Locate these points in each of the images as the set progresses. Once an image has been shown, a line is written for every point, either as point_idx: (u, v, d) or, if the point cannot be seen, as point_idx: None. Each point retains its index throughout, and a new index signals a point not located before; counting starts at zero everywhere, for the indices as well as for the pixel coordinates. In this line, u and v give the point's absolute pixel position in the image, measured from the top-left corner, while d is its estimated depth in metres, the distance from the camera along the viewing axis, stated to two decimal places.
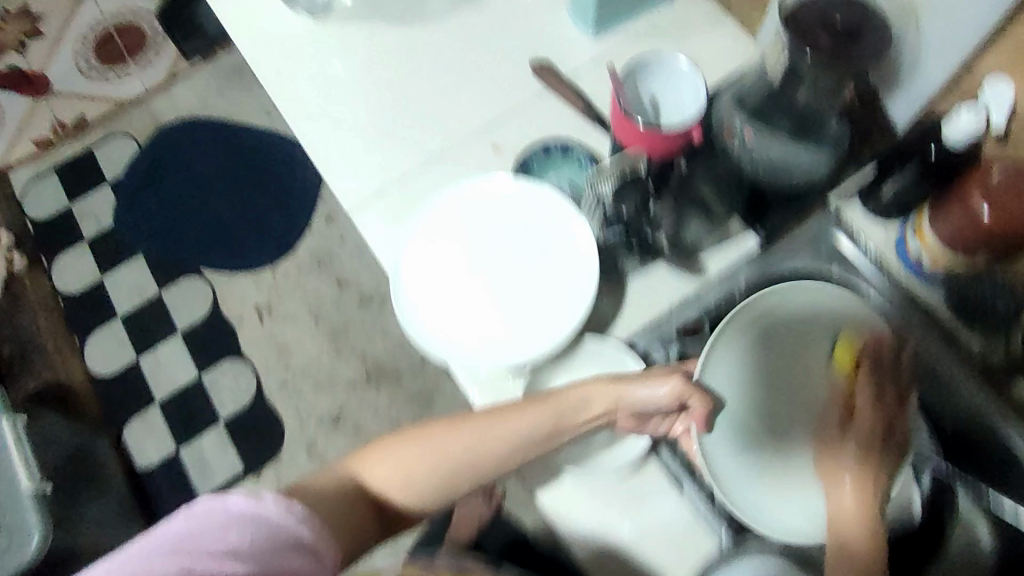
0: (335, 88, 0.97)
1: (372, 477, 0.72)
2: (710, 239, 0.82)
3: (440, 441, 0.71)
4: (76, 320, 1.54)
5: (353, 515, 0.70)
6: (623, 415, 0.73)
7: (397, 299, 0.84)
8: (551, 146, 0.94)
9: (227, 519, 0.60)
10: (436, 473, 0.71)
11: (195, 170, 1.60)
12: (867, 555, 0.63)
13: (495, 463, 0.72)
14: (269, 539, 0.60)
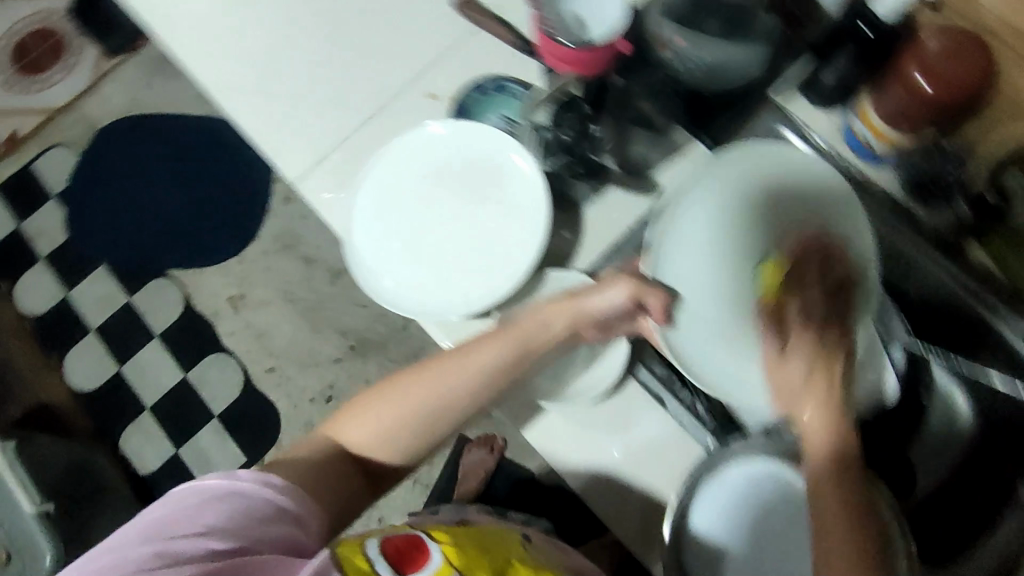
0: (228, 41, 0.87)
1: (344, 432, 0.58)
2: (657, 154, 0.73)
3: (412, 396, 0.57)
4: (56, 340, 1.58)
5: (344, 481, 0.57)
6: (587, 331, 0.65)
7: (350, 256, 0.71)
8: (485, 85, 0.79)
9: (210, 495, 0.51)
10: (407, 429, 0.58)
11: (147, 170, 1.63)
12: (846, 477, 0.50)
13: (454, 413, 0.59)
14: (254, 512, 0.51)
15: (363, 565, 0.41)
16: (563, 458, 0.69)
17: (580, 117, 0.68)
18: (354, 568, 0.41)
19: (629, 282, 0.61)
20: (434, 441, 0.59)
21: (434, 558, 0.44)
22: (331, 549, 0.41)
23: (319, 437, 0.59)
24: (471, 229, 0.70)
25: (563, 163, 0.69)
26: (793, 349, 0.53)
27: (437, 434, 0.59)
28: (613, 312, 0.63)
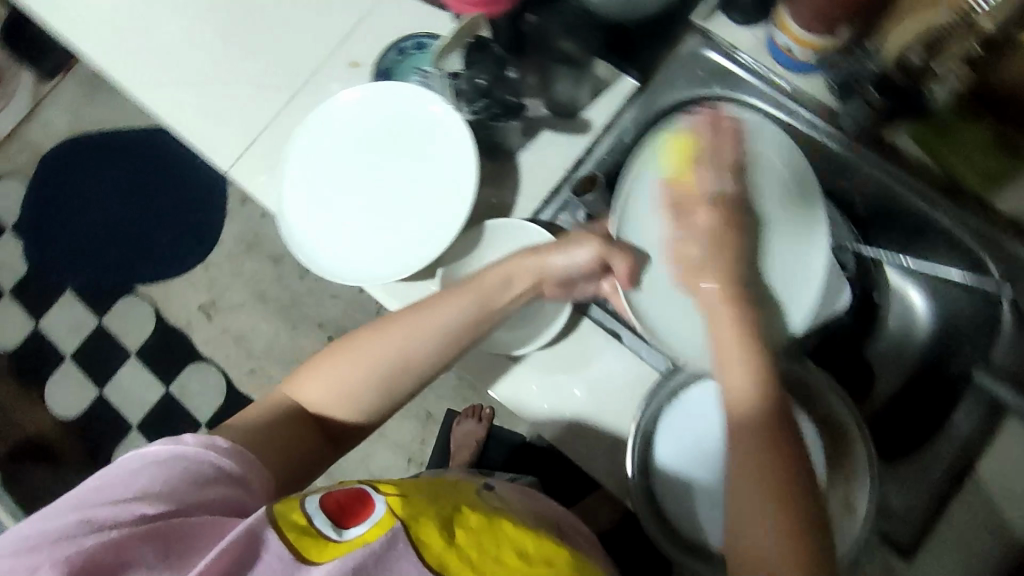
0: (144, 40, 0.84)
1: (304, 392, 0.57)
2: (583, 92, 0.71)
3: (375, 353, 0.56)
4: (34, 372, 1.55)
5: (299, 441, 0.55)
6: (549, 286, 0.64)
7: (289, 231, 0.71)
8: (403, 46, 0.78)
9: (148, 460, 0.47)
10: (371, 387, 0.56)
11: (100, 190, 1.59)
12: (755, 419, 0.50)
13: (417, 369, 0.57)
14: (197, 476, 0.47)
15: (302, 522, 0.42)
16: (524, 404, 0.68)
17: (495, 60, 0.65)
18: (292, 525, 0.41)
19: (597, 240, 0.62)
20: (396, 399, 0.58)
21: (377, 507, 0.43)
22: (267, 508, 0.41)
23: (277, 397, 0.57)
24: (405, 194, 0.71)
25: (482, 109, 0.68)
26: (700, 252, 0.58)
27: (400, 391, 0.58)
28: (575, 271, 0.63)
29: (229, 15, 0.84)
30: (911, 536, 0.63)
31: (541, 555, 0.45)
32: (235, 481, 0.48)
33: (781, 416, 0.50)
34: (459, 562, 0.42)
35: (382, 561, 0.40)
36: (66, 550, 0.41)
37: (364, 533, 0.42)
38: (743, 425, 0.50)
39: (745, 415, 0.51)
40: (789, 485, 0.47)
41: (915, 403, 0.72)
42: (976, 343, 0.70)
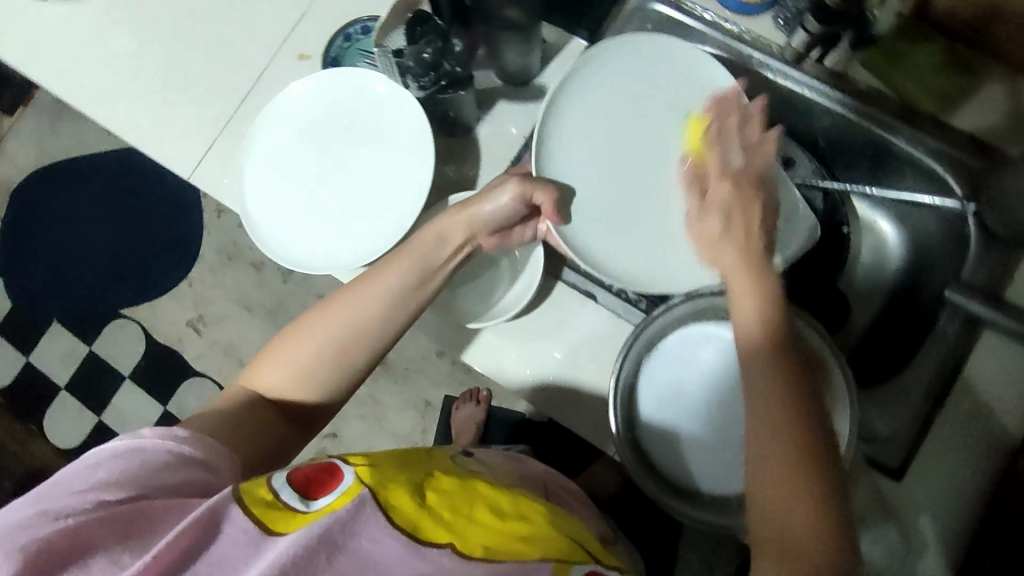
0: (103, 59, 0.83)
1: (260, 378, 0.57)
2: (531, 58, 0.70)
3: (325, 329, 0.57)
4: (27, 408, 1.45)
5: (264, 426, 0.56)
6: (486, 238, 0.64)
7: (253, 229, 0.71)
8: (350, 32, 0.79)
9: (107, 454, 0.46)
10: (325, 363, 0.57)
11: (71, 217, 1.50)
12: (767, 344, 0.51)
13: (368, 339, 0.58)
14: (156, 465, 0.46)
15: (268, 497, 0.43)
16: (507, 373, 0.69)
17: (439, 33, 0.63)
18: (258, 500, 0.42)
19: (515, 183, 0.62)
20: (353, 373, 0.58)
21: (346, 478, 0.44)
22: (232, 487, 0.42)
23: (235, 390, 0.58)
24: (362, 178, 0.72)
25: (430, 84, 0.66)
26: (710, 198, 0.59)
27: (355, 364, 0.58)
28: (505, 217, 0.63)
29: (175, 21, 0.83)
30: (897, 458, 0.62)
31: (516, 509, 0.48)
32: (199, 464, 0.48)
33: (782, 350, 0.50)
34: (430, 522, 0.43)
35: (349, 526, 0.41)
36: (23, 540, 0.40)
37: (330, 502, 0.42)
38: (752, 357, 0.51)
39: (757, 344, 0.51)
40: (790, 425, 0.47)
41: (889, 334, 0.74)
42: (945, 263, 0.71)
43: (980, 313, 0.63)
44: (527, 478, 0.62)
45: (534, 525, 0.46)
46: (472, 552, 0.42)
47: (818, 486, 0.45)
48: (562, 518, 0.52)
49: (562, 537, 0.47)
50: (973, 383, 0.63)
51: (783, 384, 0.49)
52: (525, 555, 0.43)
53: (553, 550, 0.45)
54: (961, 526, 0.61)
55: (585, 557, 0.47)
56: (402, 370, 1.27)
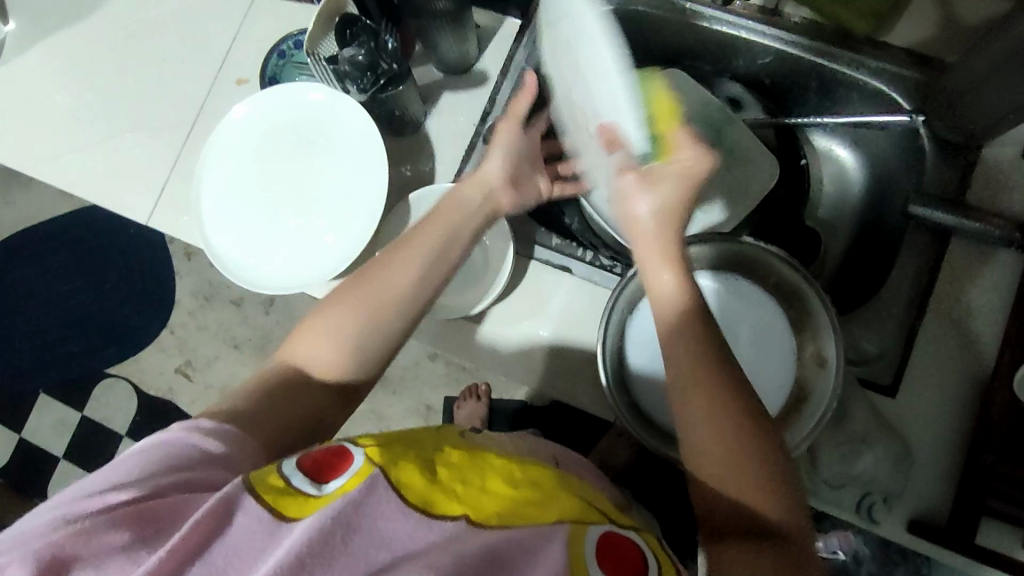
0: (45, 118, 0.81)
1: (295, 351, 0.55)
2: (467, 43, 0.70)
3: (357, 297, 0.55)
4: (26, 487, 1.35)
5: (297, 403, 0.54)
6: (500, 187, 0.63)
7: (217, 256, 0.71)
8: (283, 48, 0.78)
9: (135, 450, 0.46)
10: (360, 326, 0.54)
11: (35, 285, 1.43)
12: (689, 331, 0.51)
13: (404, 300, 0.55)
14: (179, 459, 0.46)
15: (279, 484, 0.43)
16: (496, 353, 0.70)
17: (370, 32, 0.64)
18: (270, 488, 0.42)
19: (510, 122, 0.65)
20: (389, 335, 0.55)
21: (356, 459, 0.45)
22: (242, 478, 0.42)
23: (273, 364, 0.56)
24: (322, 186, 0.72)
25: (370, 84, 0.65)
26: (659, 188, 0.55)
27: (391, 327, 0.55)
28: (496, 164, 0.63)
29: (107, 67, 0.82)
30: (889, 376, 0.64)
31: (528, 478, 0.48)
32: (220, 460, 0.47)
33: (696, 322, 0.51)
34: (442, 496, 0.44)
35: (362, 507, 0.41)
36: (40, 543, 0.40)
37: (343, 483, 0.43)
38: (675, 343, 0.51)
39: (671, 323, 0.51)
40: (735, 419, 0.48)
41: (861, 261, 0.76)
42: (905, 176, 0.72)
43: (946, 222, 0.63)
44: (535, 452, 0.63)
45: (544, 491, 0.47)
46: (486, 521, 0.42)
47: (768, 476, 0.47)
48: (575, 484, 0.52)
49: (575, 501, 0.47)
50: (949, 288, 0.64)
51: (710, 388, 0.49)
52: (539, 520, 0.43)
53: (568, 512, 0.45)
54: (959, 425, 0.62)
55: (600, 518, 0.47)
56: (399, 380, 1.25)
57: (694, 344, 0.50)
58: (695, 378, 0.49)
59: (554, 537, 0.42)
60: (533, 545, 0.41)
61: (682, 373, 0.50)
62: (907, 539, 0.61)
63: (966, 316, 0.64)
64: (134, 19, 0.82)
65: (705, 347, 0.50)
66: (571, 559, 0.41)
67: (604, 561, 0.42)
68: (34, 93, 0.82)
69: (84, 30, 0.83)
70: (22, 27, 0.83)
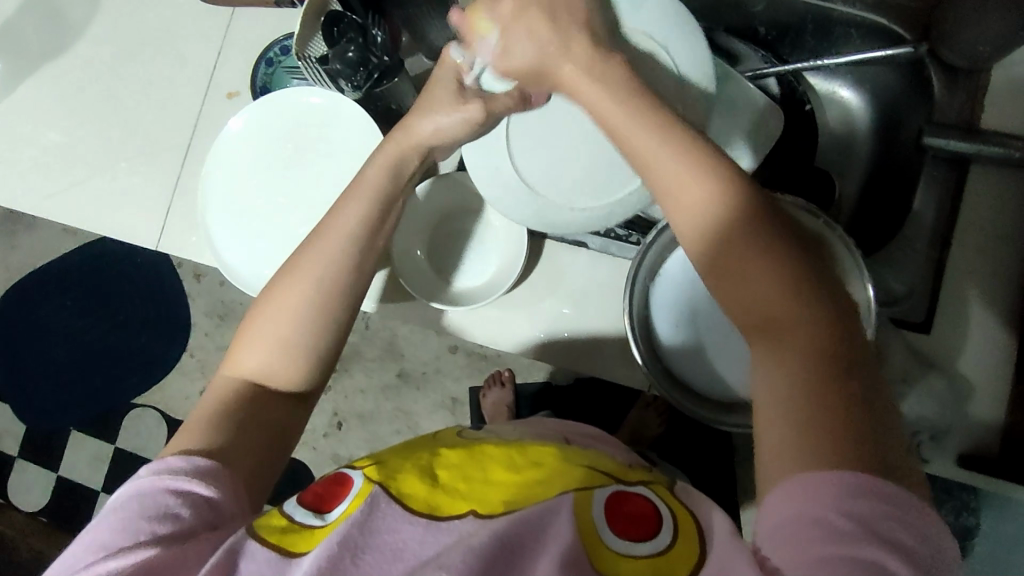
0: (41, 154, 0.80)
1: (241, 367, 0.50)
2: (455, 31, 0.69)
3: (291, 293, 0.50)
4: (70, 521, 1.37)
5: (270, 415, 0.50)
6: (439, 151, 0.59)
7: (234, 275, 0.71)
8: (269, 56, 0.77)
9: (111, 510, 0.43)
10: (306, 330, 0.50)
11: (49, 325, 1.43)
12: (729, 235, 0.42)
13: (338, 287, 0.51)
14: (149, 511, 0.42)
15: (282, 523, 0.43)
16: (518, 337, 0.70)
17: (356, 27, 0.62)
18: (273, 529, 0.42)
19: (479, 106, 0.56)
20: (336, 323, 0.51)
21: (355, 484, 0.45)
22: (245, 525, 0.42)
23: (218, 390, 0.50)
24: (325, 190, 0.72)
25: (363, 80, 0.64)
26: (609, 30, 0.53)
27: (340, 320, 0.51)
28: (457, 132, 0.57)
29: (96, 97, 0.81)
30: (922, 312, 0.62)
31: (529, 459, 0.48)
32: (198, 495, 0.43)
33: (759, 227, 0.42)
34: (447, 498, 0.44)
35: (366, 526, 0.41)
36: None
37: (345, 508, 0.43)
38: (734, 247, 0.42)
39: (713, 231, 0.43)
40: (814, 314, 0.40)
41: (878, 195, 0.75)
42: (913, 106, 0.71)
43: (965, 151, 0.62)
44: (546, 435, 0.63)
45: (548, 467, 0.47)
46: (494, 511, 0.42)
47: (845, 387, 0.38)
48: (582, 454, 0.53)
49: (579, 470, 0.47)
50: (972, 215, 0.63)
51: (797, 311, 0.40)
52: (545, 496, 0.43)
53: (571, 482, 0.45)
54: (996, 354, 0.61)
55: (605, 480, 0.47)
56: (422, 376, 1.22)
57: (751, 245, 0.41)
58: (760, 261, 0.41)
59: (560, 508, 0.42)
60: (539, 517, 0.41)
61: (742, 269, 0.41)
62: (955, 473, 0.61)
63: (991, 244, 0.62)
64: (118, 45, 0.81)
65: (789, 272, 0.41)
66: (580, 527, 0.41)
67: (612, 520, 0.42)
68: (27, 133, 0.82)
69: (66, 62, 0.82)
70: (7, 67, 0.83)
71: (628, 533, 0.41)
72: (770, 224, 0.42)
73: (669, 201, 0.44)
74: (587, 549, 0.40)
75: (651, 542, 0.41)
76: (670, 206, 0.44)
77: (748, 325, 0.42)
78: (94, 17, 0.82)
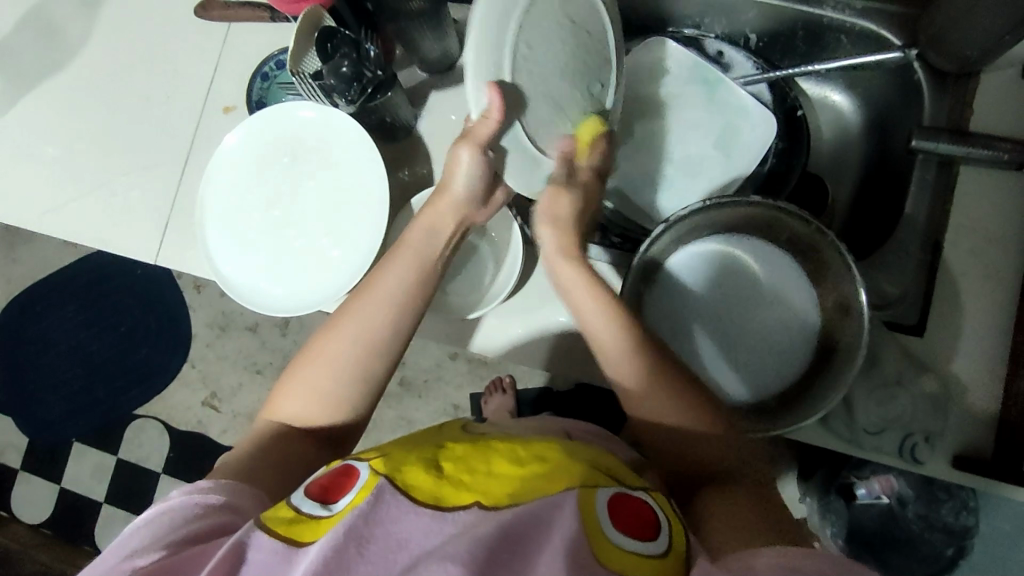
0: (40, 171, 0.81)
1: (281, 411, 0.56)
2: (449, 42, 0.70)
3: (338, 347, 0.55)
4: (73, 534, 1.37)
5: (300, 455, 0.54)
6: (479, 212, 0.61)
7: (233, 286, 0.71)
8: (265, 70, 0.78)
9: (140, 523, 0.45)
10: (347, 382, 0.55)
11: (51, 338, 1.43)
12: (640, 371, 0.55)
13: (375, 344, 0.55)
14: (178, 522, 0.45)
15: (290, 514, 0.44)
16: (515, 345, 0.70)
17: (350, 42, 0.63)
18: (282, 521, 0.43)
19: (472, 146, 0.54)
20: (375, 385, 0.56)
21: (362, 475, 0.46)
22: (255, 520, 0.44)
23: (261, 426, 0.56)
24: (323, 202, 0.73)
25: (357, 95, 0.65)
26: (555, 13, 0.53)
27: (375, 372, 0.56)
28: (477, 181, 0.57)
29: (94, 113, 0.82)
30: (915, 314, 0.63)
31: (531, 453, 0.49)
32: (225, 509, 0.46)
33: (662, 365, 0.56)
34: (451, 488, 0.44)
35: (372, 517, 0.41)
36: None
37: (351, 500, 0.44)
38: (645, 380, 0.55)
39: (630, 358, 0.55)
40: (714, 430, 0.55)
41: (871, 198, 0.75)
42: (903, 110, 0.72)
43: (951, 153, 0.62)
44: (545, 434, 0.63)
45: (553, 462, 0.47)
46: (498, 502, 0.43)
47: (750, 490, 0.51)
48: (583, 450, 0.53)
49: (582, 466, 0.47)
50: (964, 216, 0.63)
51: (692, 426, 0.55)
52: (549, 491, 0.44)
53: (576, 478, 0.45)
54: (988, 353, 0.61)
55: (608, 479, 0.47)
56: (423, 384, 1.22)
57: (660, 377, 0.55)
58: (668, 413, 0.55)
59: (563, 502, 0.42)
60: (545, 512, 0.41)
61: (651, 401, 0.55)
62: (954, 475, 0.60)
63: (984, 245, 0.63)
64: (115, 62, 0.82)
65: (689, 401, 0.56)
66: (584, 519, 0.41)
67: (614, 518, 0.43)
68: (27, 150, 0.82)
69: (65, 79, 0.83)
70: (6, 85, 0.84)
71: (629, 532, 0.42)
72: (662, 362, 0.56)
73: (590, 327, 0.56)
74: (592, 543, 0.40)
75: (652, 544, 0.42)
76: (594, 335, 0.56)
77: (667, 454, 0.56)
78: (91, 35, 0.83)
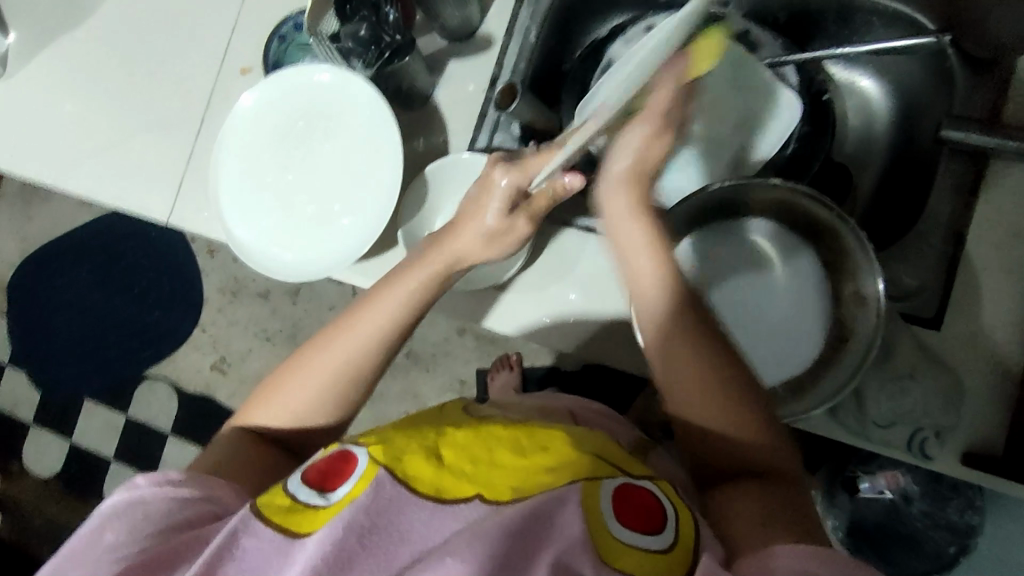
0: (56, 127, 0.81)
1: (254, 421, 0.59)
2: (470, 9, 0.68)
3: (321, 364, 0.58)
4: (82, 489, 1.39)
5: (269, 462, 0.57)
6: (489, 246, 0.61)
7: (246, 252, 0.71)
8: (282, 31, 0.76)
9: (117, 510, 0.48)
10: (321, 404, 0.58)
11: (64, 297, 1.45)
12: (685, 348, 0.52)
13: (349, 372, 0.58)
14: (155, 513, 0.48)
15: (286, 502, 0.44)
16: (525, 321, 0.70)
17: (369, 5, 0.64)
18: (277, 509, 0.43)
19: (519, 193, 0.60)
20: (347, 405, 0.59)
21: (360, 461, 0.45)
22: (250, 505, 0.44)
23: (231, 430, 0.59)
24: (337, 172, 0.72)
25: (374, 58, 0.67)
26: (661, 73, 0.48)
27: (352, 396, 0.59)
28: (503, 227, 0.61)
29: (110, 71, 0.81)
30: (933, 307, 0.62)
31: (534, 439, 0.48)
32: (202, 500, 0.49)
33: (705, 342, 0.52)
34: (452, 480, 0.44)
35: (372, 509, 0.41)
36: None
37: (349, 490, 0.43)
38: (678, 354, 0.52)
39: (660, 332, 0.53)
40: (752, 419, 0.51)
41: (894, 187, 0.73)
42: (934, 98, 0.70)
43: (983, 143, 0.60)
44: (549, 412, 0.63)
45: (556, 452, 0.47)
46: (502, 498, 0.42)
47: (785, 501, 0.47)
48: (586, 437, 0.52)
49: (586, 457, 0.47)
50: (993, 209, 0.62)
51: (727, 410, 0.51)
52: (552, 485, 0.43)
53: (579, 471, 0.45)
54: (1006, 350, 0.60)
55: (611, 470, 0.46)
56: (430, 357, 1.22)
57: (698, 356, 0.52)
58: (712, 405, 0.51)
59: (568, 499, 0.42)
60: (547, 508, 0.41)
61: (684, 375, 0.52)
62: (961, 472, 0.60)
63: (1011, 240, 0.61)
64: (132, 20, 0.82)
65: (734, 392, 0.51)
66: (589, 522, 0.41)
67: (619, 515, 0.42)
68: (42, 105, 0.82)
69: (82, 36, 0.82)
70: (24, 38, 0.83)
71: (634, 527, 0.42)
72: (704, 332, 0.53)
73: (634, 291, 0.55)
74: (596, 544, 0.40)
75: (657, 538, 0.42)
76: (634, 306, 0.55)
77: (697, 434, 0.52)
78: None
